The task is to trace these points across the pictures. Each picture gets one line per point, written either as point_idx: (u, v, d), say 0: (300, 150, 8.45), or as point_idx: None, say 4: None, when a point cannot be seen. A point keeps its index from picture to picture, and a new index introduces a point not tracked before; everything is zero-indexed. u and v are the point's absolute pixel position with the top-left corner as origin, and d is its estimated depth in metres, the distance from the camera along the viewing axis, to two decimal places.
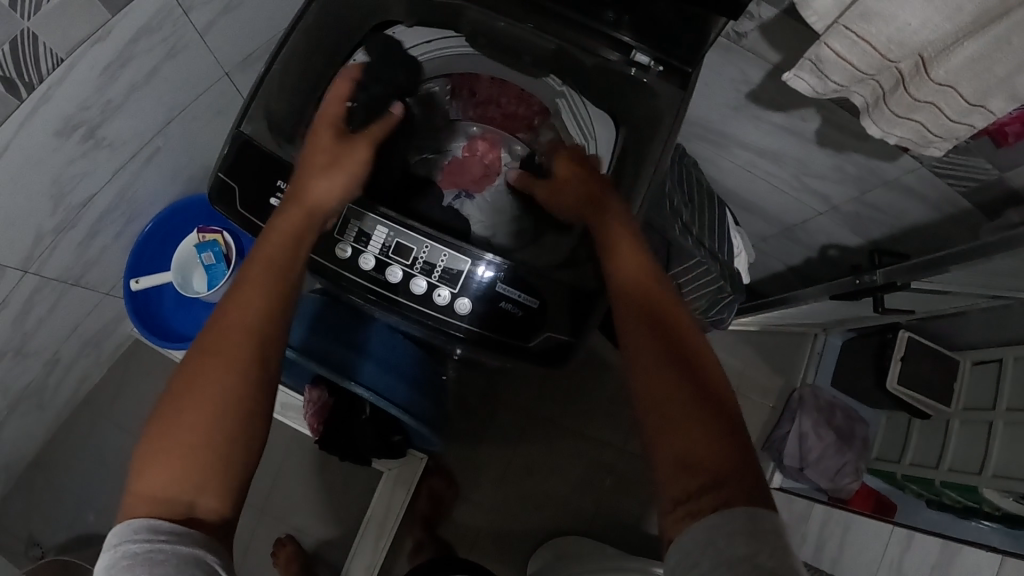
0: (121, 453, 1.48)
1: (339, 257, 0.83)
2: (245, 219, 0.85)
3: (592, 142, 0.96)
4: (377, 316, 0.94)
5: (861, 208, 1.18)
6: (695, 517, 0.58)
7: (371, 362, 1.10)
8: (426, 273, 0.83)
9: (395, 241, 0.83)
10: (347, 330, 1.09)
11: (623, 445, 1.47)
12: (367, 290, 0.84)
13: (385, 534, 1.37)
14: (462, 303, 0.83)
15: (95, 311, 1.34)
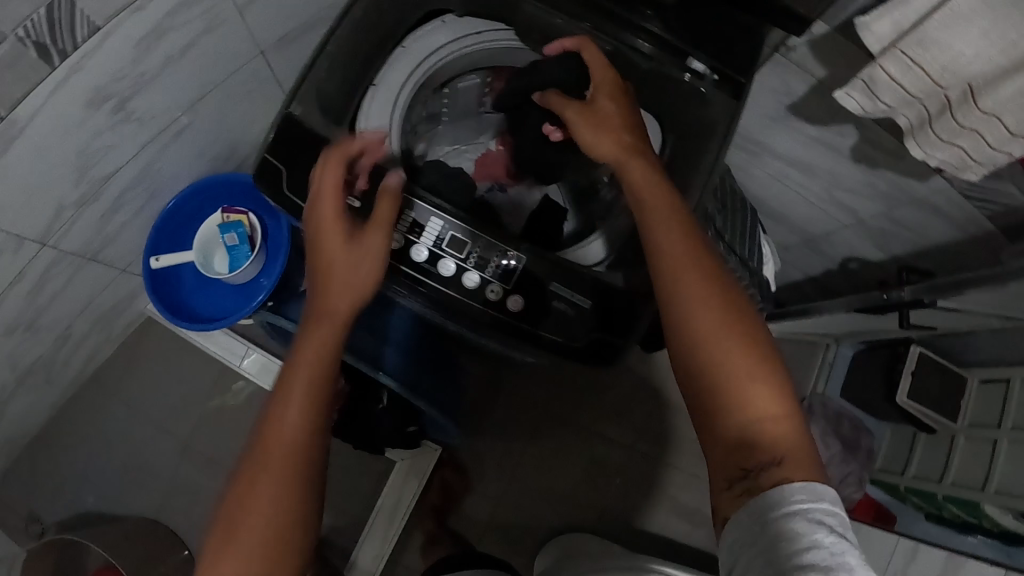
0: (127, 430, 1.47)
1: (391, 247, 0.80)
2: (290, 205, 0.80)
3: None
4: (414, 308, 0.92)
5: (887, 225, 1.19)
6: (757, 496, 0.59)
7: (391, 348, 1.08)
8: (479, 268, 0.81)
9: (450, 234, 0.80)
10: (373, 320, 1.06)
11: (633, 446, 1.48)
12: (415, 283, 0.81)
13: (395, 524, 1.36)
14: (514, 300, 0.81)
15: (110, 287, 1.32)
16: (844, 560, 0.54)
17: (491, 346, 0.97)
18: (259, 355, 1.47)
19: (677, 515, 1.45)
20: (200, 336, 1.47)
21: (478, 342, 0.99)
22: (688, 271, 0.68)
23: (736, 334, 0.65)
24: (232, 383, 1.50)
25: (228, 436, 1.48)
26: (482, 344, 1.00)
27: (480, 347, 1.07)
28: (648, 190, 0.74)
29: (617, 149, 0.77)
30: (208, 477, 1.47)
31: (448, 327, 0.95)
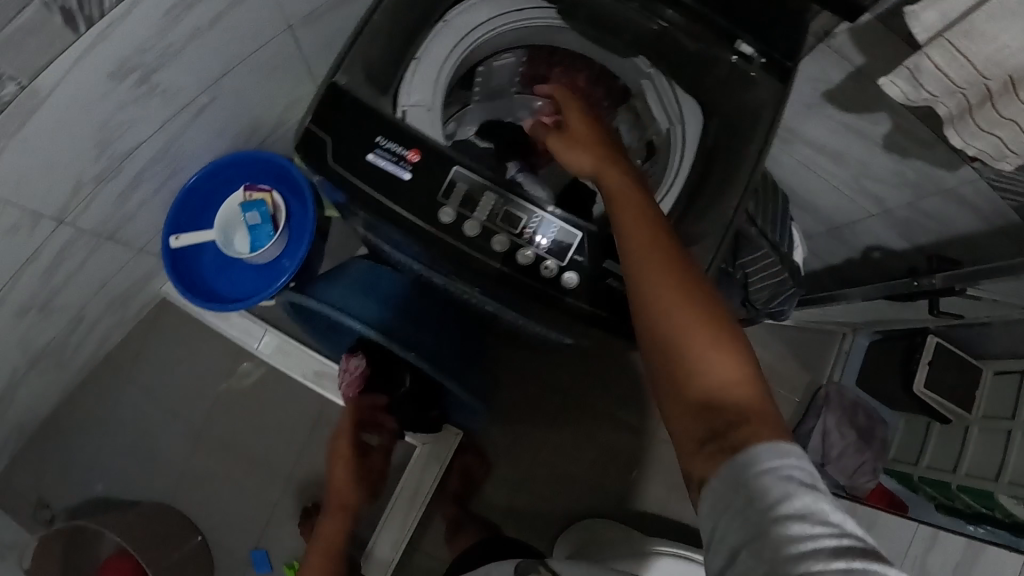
0: (140, 415, 1.46)
1: (440, 221, 0.70)
2: (334, 177, 0.72)
3: (680, 127, 0.92)
4: (453, 286, 0.88)
5: (914, 215, 1.19)
6: (733, 454, 0.54)
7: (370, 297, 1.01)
8: (533, 244, 0.71)
9: (504, 208, 0.70)
10: (404, 300, 1.04)
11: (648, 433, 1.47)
12: (463, 261, 0.71)
13: (417, 505, 1.39)
14: (568, 278, 0.71)
15: (122, 270, 1.29)
16: (818, 512, 0.50)
17: (525, 323, 0.90)
18: (274, 337, 1.44)
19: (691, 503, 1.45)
20: (216, 317, 1.45)
21: (511, 318, 0.92)
22: (646, 238, 0.65)
23: (686, 300, 0.60)
24: (240, 366, 1.47)
25: (239, 421, 1.46)
26: (513, 321, 0.94)
27: (509, 325, 1.03)
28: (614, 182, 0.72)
29: (592, 159, 0.75)
30: (219, 463, 1.45)
31: (486, 306, 0.91)
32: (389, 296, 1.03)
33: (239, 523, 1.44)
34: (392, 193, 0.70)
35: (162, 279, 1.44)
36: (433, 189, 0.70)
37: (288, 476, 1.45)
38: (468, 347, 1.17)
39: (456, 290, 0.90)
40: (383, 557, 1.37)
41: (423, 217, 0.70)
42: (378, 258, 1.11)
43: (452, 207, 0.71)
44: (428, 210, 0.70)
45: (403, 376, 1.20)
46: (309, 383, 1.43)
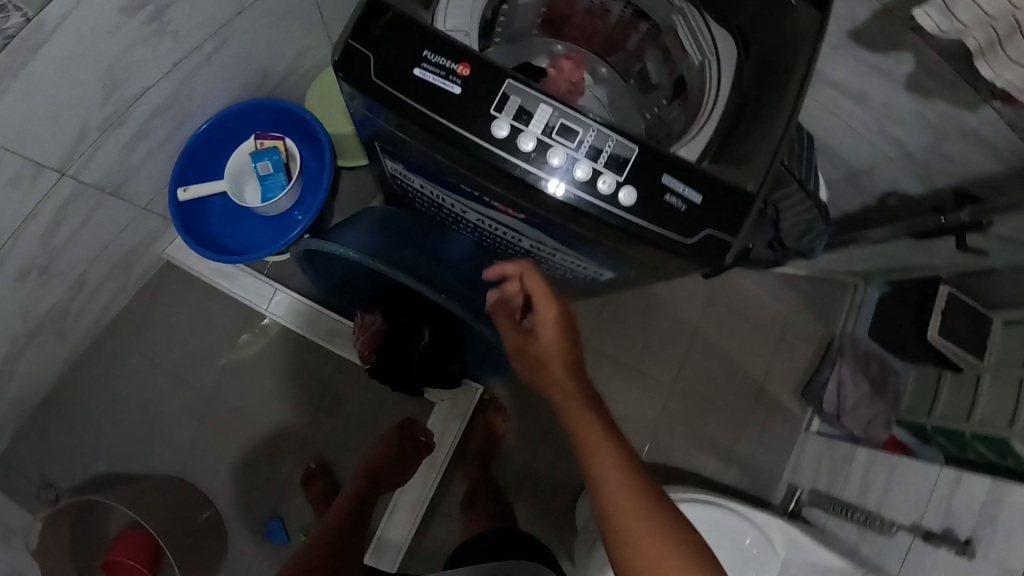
0: (146, 383, 1.41)
1: (495, 136, 0.67)
2: (382, 94, 0.68)
3: (714, 62, 0.89)
4: (490, 222, 0.84)
5: (933, 158, 1.18)
6: None
7: (389, 242, 0.95)
8: (590, 159, 0.68)
9: (560, 122, 0.68)
10: (428, 245, 0.99)
11: (669, 384, 1.42)
12: (517, 176, 0.68)
13: (436, 469, 1.36)
14: (626, 193, 0.68)
15: (123, 231, 1.24)
16: None
17: (565, 259, 0.86)
18: (285, 296, 1.40)
19: (710, 458, 1.42)
20: (224, 279, 1.40)
21: (548, 256, 0.87)
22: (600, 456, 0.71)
23: (638, 509, 0.68)
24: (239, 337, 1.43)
25: (250, 388, 1.42)
26: (549, 260, 0.89)
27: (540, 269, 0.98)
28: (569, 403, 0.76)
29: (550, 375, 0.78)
30: (229, 433, 1.41)
31: (523, 242, 0.86)
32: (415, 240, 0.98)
33: (252, 494, 1.40)
34: (444, 108, 0.67)
35: (163, 241, 1.38)
36: (485, 103, 0.67)
37: (301, 443, 1.41)
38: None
39: (490, 225, 0.85)
40: (400, 526, 1.33)
41: (478, 132, 0.67)
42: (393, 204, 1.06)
43: (505, 121, 0.68)
44: (481, 125, 0.67)
45: (422, 328, 1.19)
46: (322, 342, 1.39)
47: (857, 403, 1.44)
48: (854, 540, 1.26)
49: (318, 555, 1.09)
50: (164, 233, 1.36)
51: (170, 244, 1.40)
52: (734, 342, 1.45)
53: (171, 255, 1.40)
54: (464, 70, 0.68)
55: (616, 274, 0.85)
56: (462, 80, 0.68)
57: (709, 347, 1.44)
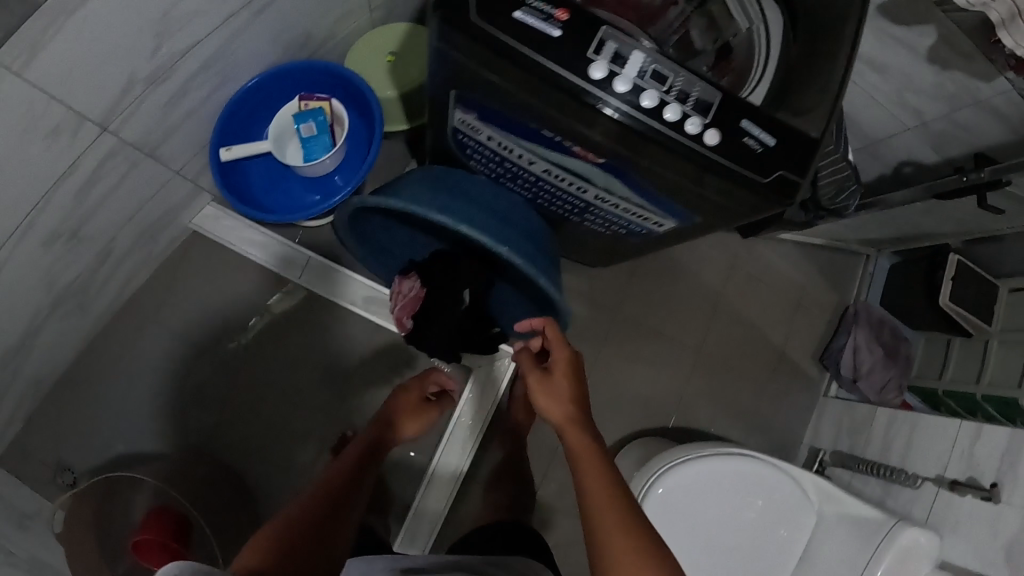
0: (170, 358, 1.38)
1: (593, 78, 0.65)
2: (479, 32, 0.65)
3: (763, 28, 0.91)
4: (557, 172, 0.83)
5: (948, 128, 1.24)
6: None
7: (452, 197, 0.92)
8: (679, 102, 0.68)
9: (653, 67, 0.67)
10: (486, 200, 0.95)
11: (699, 348, 1.42)
12: (612, 118, 0.67)
13: (472, 437, 1.37)
14: (712, 135, 0.69)
15: (152, 198, 1.21)
16: None
17: (627, 209, 0.86)
18: (317, 263, 1.41)
19: (738, 423, 1.44)
20: (256, 250, 1.41)
21: (608, 206, 0.88)
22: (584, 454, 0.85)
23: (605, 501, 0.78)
24: (247, 322, 1.42)
25: (279, 358, 1.42)
26: (609, 210, 0.89)
27: (592, 224, 0.98)
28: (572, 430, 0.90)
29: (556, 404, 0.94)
30: (259, 406, 1.40)
31: (587, 191, 0.85)
32: (472, 195, 0.94)
33: (282, 467, 1.38)
34: (543, 49, 0.65)
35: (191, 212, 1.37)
36: (581, 47, 0.65)
37: (333, 414, 1.41)
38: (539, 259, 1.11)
39: (556, 175, 0.84)
40: (438, 498, 1.35)
41: (576, 73, 0.66)
42: (441, 155, 1.01)
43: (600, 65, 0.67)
44: (577, 67, 0.66)
45: (462, 292, 1.19)
46: (355, 308, 1.40)
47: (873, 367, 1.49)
48: (880, 496, 1.32)
49: (344, 476, 1.05)
50: (189, 202, 1.34)
51: (198, 215, 1.39)
52: (757, 308, 1.47)
53: (199, 227, 1.39)
54: (562, 16, 0.66)
55: (677, 222, 0.86)
56: (561, 24, 0.66)
57: (736, 313, 1.46)
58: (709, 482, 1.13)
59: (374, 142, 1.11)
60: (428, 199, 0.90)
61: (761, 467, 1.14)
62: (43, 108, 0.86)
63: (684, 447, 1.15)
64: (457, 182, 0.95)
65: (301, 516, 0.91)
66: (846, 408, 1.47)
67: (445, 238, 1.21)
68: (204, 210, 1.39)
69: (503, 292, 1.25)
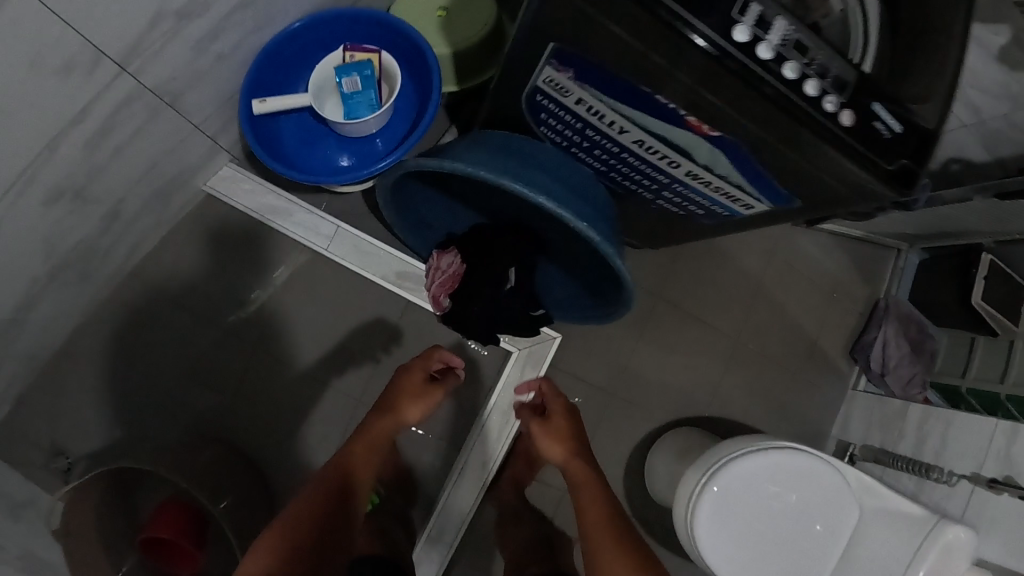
0: (179, 331, 1.27)
1: (736, 41, 0.58)
2: None
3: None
4: (652, 142, 0.75)
5: (1006, 126, 1.21)
6: None
7: (515, 161, 0.83)
8: (818, 78, 0.62)
9: (796, 36, 0.61)
10: (556, 171, 0.87)
11: (737, 339, 1.38)
12: (748, 87, 0.60)
13: (508, 428, 1.22)
14: (845, 116, 0.64)
15: (165, 156, 1.09)
16: None
17: (718, 187, 0.79)
18: (341, 232, 1.29)
19: (773, 416, 1.41)
20: (277, 217, 1.28)
21: (697, 183, 0.80)
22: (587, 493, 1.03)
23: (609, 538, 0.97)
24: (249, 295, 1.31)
25: (292, 333, 1.30)
26: (695, 188, 0.81)
27: (667, 203, 0.90)
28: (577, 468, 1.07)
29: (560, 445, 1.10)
30: (272, 386, 1.29)
31: (678, 165, 0.78)
32: (542, 165, 0.86)
33: (300, 453, 1.28)
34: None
35: (205, 174, 1.25)
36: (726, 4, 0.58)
37: (350, 397, 1.30)
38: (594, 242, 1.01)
39: (647, 148, 0.77)
40: (466, 496, 1.21)
41: (720, 33, 0.58)
42: (492, 124, 0.92)
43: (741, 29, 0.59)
44: (720, 25, 0.58)
45: (507, 269, 1.07)
46: (385, 283, 1.29)
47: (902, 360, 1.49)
48: (913, 489, 1.34)
49: (338, 479, 0.97)
50: (204, 164, 1.22)
51: (213, 177, 1.26)
52: (797, 299, 1.44)
53: (214, 190, 1.26)
54: None
55: (770, 206, 0.80)
56: None
57: (777, 303, 1.41)
58: (763, 475, 1.07)
59: (431, 103, 1.01)
60: (487, 162, 0.82)
61: (810, 459, 1.10)
62: (57, 39, 0.74)
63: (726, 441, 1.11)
64: (519, 147, 0.87)
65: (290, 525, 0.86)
66: (878, 403, 1.45)
67: (483, 213, 1.13)
68: (221, 171, 1.27)
69: (548, 272, 1.16)
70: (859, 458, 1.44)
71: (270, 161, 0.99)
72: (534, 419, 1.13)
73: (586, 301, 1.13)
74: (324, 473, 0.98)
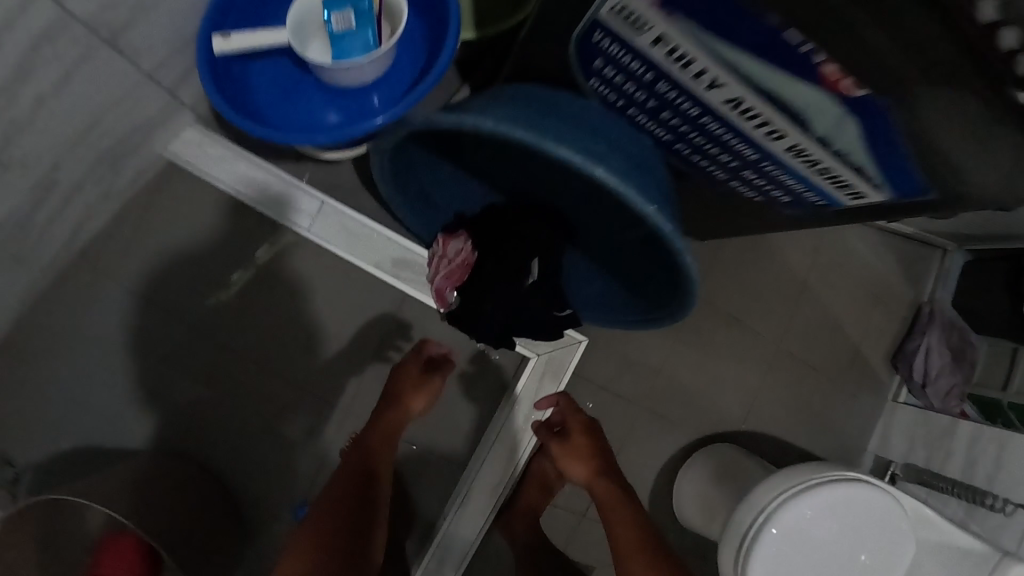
0: (131, 326, 1.07)
1: None
2: None
3: None
4: (754, 102, 0.56)
5: None
6: None
7: (560, 119, 0.63)
8: None
9: None
10: (611, 134, 0.66)
11: (780, 344, 1.23)
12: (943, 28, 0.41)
13: (521, 448, 1.04)
14: None
15: (111, 112, 0.88)
16: None
17: (825, 166, 0.61)
18: (327, 209, 1.06)
19: (814, 432, 1.26)
20: (250, 190, 1.05)
21: (798, 159, 0.62)
22: (621, 525, 0.87)
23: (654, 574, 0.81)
24: (227, 276, 1.09)
25: (268, 328, 1.10)
26: (791, 166, 0.63)
27: (742, 184, 0.71)
28: (606, 496, 0.90)
29: (584, 471, 0.94)
30: (242, 391, 1.09)
31: (780, 135, 0.59)
32: (592, 126, 0.65)
33: (278, 468, 1.10)
34: None
35: (164, 136, 1.01)
36: None
37: (337, 405, 1.11)
38: (638, 231, 0.82)
39: (743, 107, 0.58)
40: (471, 523, 1.02)
41: None
42: (521, 76, 0.72)
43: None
44: None
45: (529, 261, 0.87)
46: (380, 273, 1.09)
47: (941, 368, 1.30)
48: (963, 516, 1.19)
49: (347, 505, 0.85)
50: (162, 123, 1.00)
51: (173, 139, 1.03)
52: (843, 303, 1.28)
53: (174, 156, 1.03)
54: None
55: (886, 193, 0.63)
56: None
57: (821, 306, 1.26)
58: (836, 510, 0.91)
59: (443, 49, 0.80)
60: (526, 117, 0.61)
61: (872, 491, 0.92)
62: None
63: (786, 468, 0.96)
64: (560, 101, 0.66)
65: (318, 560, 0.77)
66: (923, 418, 1.31)
67: (504, 190, 0.92)
68: (183, 133, 1.03)
69: (579, 266, 0.95)
70: (900, 478, 1.32)
71: (235, 116, 0.78)
72: (552, 438, 0.98)
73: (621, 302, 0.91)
74: (325, 502, 0.85)
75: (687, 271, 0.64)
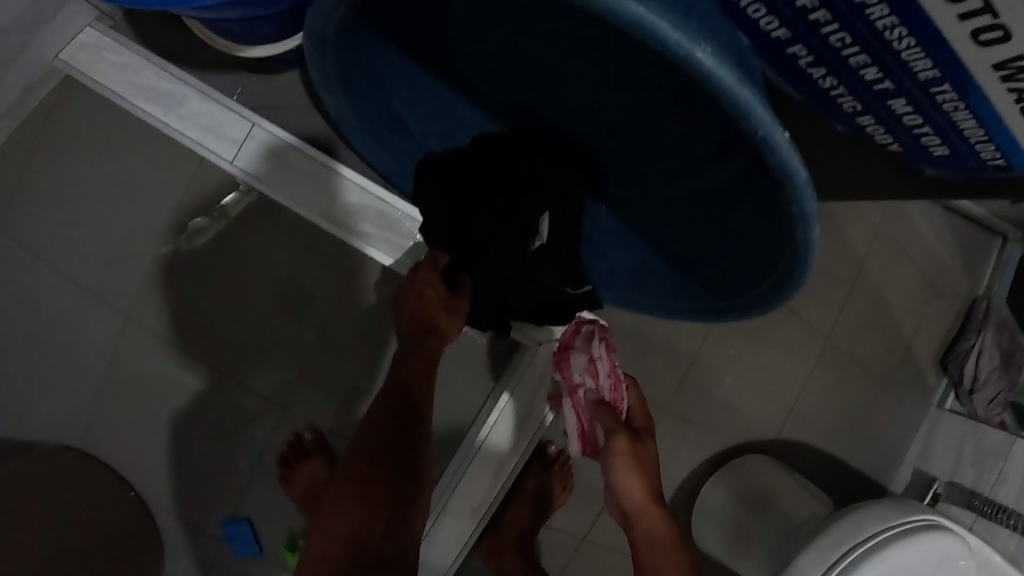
0: (29, 293, 0.88)
1: None
2: None
3: None
4: None
5: None
6: None
7: None
8: None
9: None
10: (706, 10, 0.40)
11: (827, 336, 1.03)
12: None
13: (518, 456, 0.81)
14: None
15: None
16: None
17: None
18: (256, 131, 0.81)
19: (855, 449, 1.07)
20: (159, 107, 0.82)
21: (1005, 85, 0.38)
22: (646, 520, 0.65)
23: None
24: (189, 222, 0.86)
25: (189, 295, 0.87)
26: (984, 95, 0.39)
27: (876, 122, 0.47)
28: (637, 495, 0.66)
29: (626, 448, 0.68)
30: (164, 367, 0.88)
31: (1002, 36, 0.35)
32: None
33: (205, 464, 0.89)
34: None
35: (50, 41, 0.79)
36: None
37: (277, 392, 0.88)
38: (696, 187, 0.56)
39: None
40: (449, 547, 0.80)
41: None
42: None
43: None
44: None
45: (539, 215, 0.62)
46: (334, 230, 0.83)
47: (990, 374, 1.06)
48: (1013, 550, 1.05)
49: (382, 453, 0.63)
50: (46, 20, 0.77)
51: (68, 44, 0.81)
52: (893, 300, 1.07)
53: (70, 67, 0.82)
54: None
55: None
56: None
57: (877, 291, 1.06)
58: (920, 568, 0.73)
59: None
60: None
61: (952, 539, 0.74)
62: None
63: (849, 507, 0.78)
64: None
65: (342, 554, 0.58)
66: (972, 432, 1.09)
67: (506, 119, 0.65)
68: (79, 34, 0.81)
69: (607, 230, 0.69)
70: (942, 499, 1.07)
71: None
72: (619, 427, 0.69)
73: (666, 283, 0.66)
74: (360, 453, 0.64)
75: (806, 249, 0.40)
